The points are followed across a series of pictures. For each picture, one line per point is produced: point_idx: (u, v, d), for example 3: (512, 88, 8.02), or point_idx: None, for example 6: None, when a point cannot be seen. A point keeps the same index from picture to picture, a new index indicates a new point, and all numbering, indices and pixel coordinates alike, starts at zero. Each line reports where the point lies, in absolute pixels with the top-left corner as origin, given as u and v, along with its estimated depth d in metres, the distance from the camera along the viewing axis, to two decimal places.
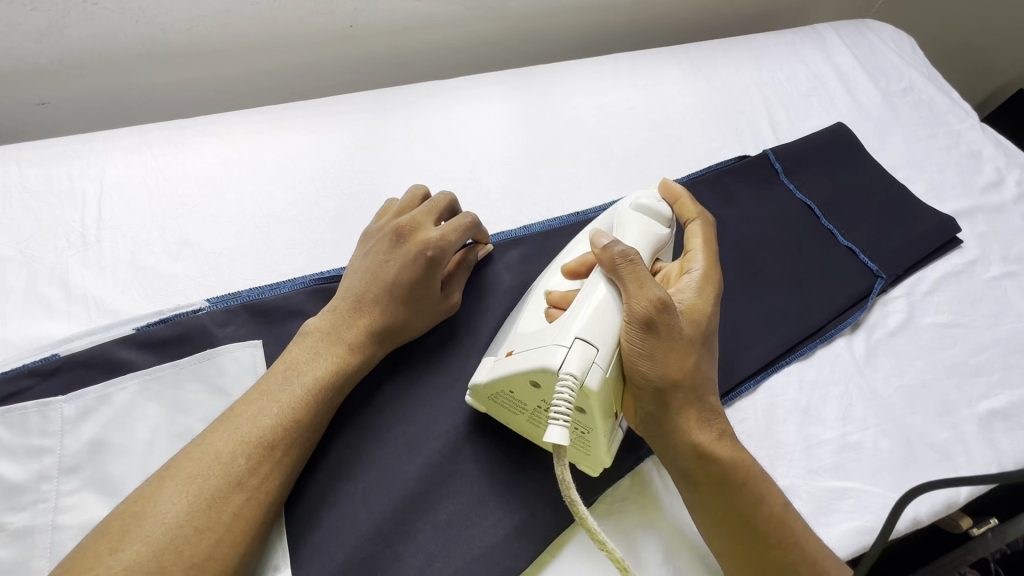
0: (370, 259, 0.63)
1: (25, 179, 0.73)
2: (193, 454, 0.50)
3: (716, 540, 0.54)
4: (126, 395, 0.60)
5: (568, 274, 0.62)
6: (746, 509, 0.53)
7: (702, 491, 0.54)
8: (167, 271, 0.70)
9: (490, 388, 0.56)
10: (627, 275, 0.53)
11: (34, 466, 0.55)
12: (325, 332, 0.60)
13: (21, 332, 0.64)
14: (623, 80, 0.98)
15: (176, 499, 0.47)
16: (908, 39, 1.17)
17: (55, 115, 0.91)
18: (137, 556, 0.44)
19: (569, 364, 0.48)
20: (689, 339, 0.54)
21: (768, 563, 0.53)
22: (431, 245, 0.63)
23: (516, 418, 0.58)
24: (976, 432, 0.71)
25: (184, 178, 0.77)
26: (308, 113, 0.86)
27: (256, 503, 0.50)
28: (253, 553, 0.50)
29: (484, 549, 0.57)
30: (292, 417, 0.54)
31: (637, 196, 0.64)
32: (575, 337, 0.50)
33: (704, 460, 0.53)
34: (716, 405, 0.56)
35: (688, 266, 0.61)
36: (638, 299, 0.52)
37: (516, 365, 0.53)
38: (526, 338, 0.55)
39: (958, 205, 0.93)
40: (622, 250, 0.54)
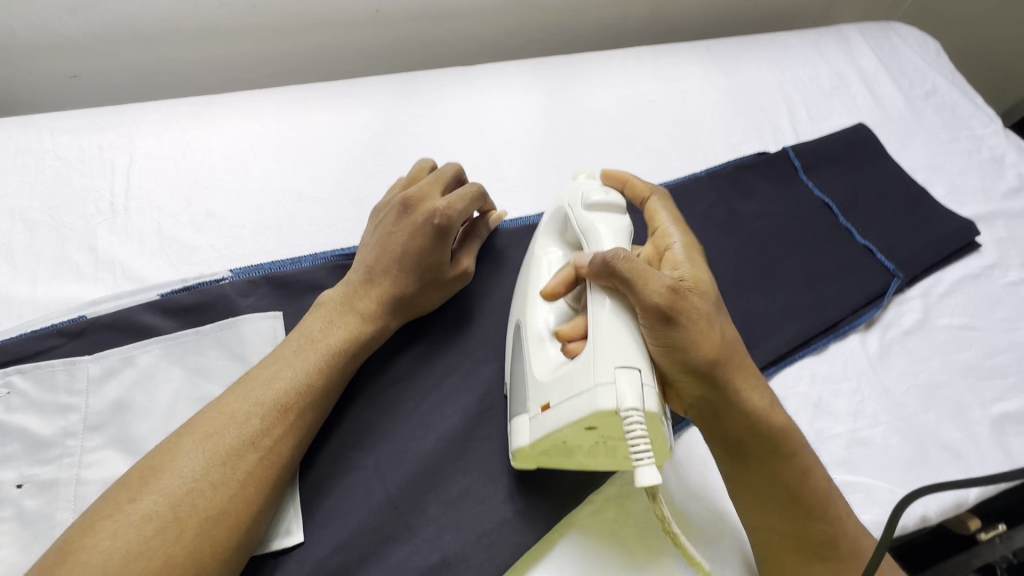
0: (380, 232, 0.65)
1: (57, 147, 0.75)
2: (211, 414, 0.51)
3: (768, 518, 0.55)
4: (149, 358, 0.61)
5: (552, 296, 0.60)
6: (794, 479, 0.55)
7: (750, 465, 0.55)
8: (192, 241, 0.72)
9: (541, 445, 0.52)
10: (627, 276, 0.50)
11: (60, 422, 0.57)
12: (338, 302, 0.61)
13: (50, 293, 0.66)
14: (645, 73, 0.99)
15: (194, 454, 0.49)
16: (933, 43, 1.16)
17: (86, 89, 0.94)
18: (154, 505, 0.46)
19: (627, 399, 0.46)
20: (710, 312, 0.53)
21: (819, 531, 0.54)
22: (437, 213, 0.63)
23: (570, 460, 0.55)
24: (988, 434, 0.71)
25: (210, 152, 0.78)
26: (332, 93, 0.87)
27: (269, 463, 0.51)
28: (267, 513, 0.51)
29: (493, 524, 0.57)
30: (307, 381, 0.55)
31: (587, 193, 0.60)
32: (617, 368, 0.47)
33: (750, 431, 0.54)
34: (755, 377, 0.55)
35: (667, 243, 0.60)
36: (649, 295, 0.50)
37: (564, 418, 0.49)
38: (553, 385, 0.51)
39: (977, 209, 0.92)
40: (610, 252, 0.52)
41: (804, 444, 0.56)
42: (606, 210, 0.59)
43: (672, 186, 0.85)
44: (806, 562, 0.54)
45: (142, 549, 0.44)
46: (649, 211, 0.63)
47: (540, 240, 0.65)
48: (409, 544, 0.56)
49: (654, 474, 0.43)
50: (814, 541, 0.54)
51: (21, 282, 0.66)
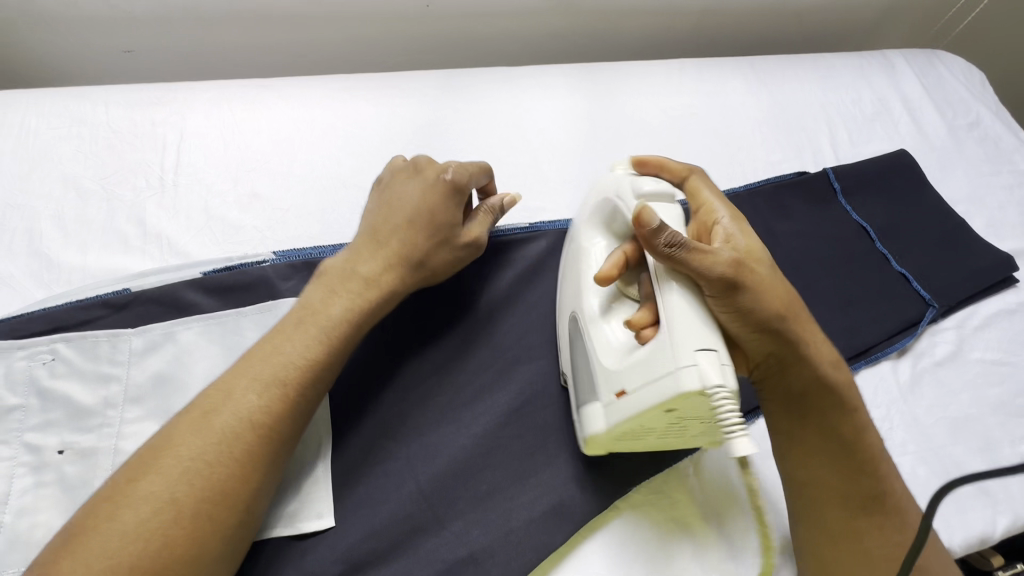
0: (388, 192, 0.65)
1: (112, 120, 0.77)
2: (211, 393, 0.51)
3: (826, 476, 0.56)
4: (190, 335, 0.62)
5: (607, 281, 0.58)
6: (851, 434, 0.56)
7: (806, 419, 0.57)
8: (236, 221, 0.73)
9: (618, 430, 0.53)
10: (690, 256, 0.50)
11: (102, 392, 0.58)
12: (343, 270, 0.60)
13: (100, 263, 0.68)
14: (688, 85, 0.99)
15: (192, 435, 0.48)
16: (978, 73, 1.15)
17: (139, 63, 0.96)
18: (152, 486, 0.45)
19: (712, 378, 0.46)
20: (772, 272, 0.56)
21: (878, 487, 0.55)
22: (451, 174, 0.65)
23: (642, 441, 0.56)
24: (1017, 472, 0.70)
25: (258, 135, 0.79)
26: (377, 84, 0.88)
27: (267, 442, 0.50)
28: (266, 491, 0.50)
29: (521, 523, 0.58)
30: (304, 356, 0.53)
31: (638, 183, 0.58)
32: (697, 350, 0.47)
33: (809, 384, 0.56)
34: (816, 329, 0.57)
35: (713, 217, 0.59)
36: (715, 269, 0.51)
37: (644, 403, 0.49)
38: (627, 371, 0.51)
39: (1015, 245, 0.92)
40: (670, 233, 0.50)
41: (860, 402, 0.58)
42: (659, 199, 0.58)
43: None
44: (864, 517, 0.55)
45: (140, 531, 0.43)
46: (693, 190, 0.63)
47: (585, 231, 0.64)
48: (437, 536, 0.56)
49: (745, 444, 0.47)
50: (870, 495, 0.55)
51: (73, 249, 0.68)
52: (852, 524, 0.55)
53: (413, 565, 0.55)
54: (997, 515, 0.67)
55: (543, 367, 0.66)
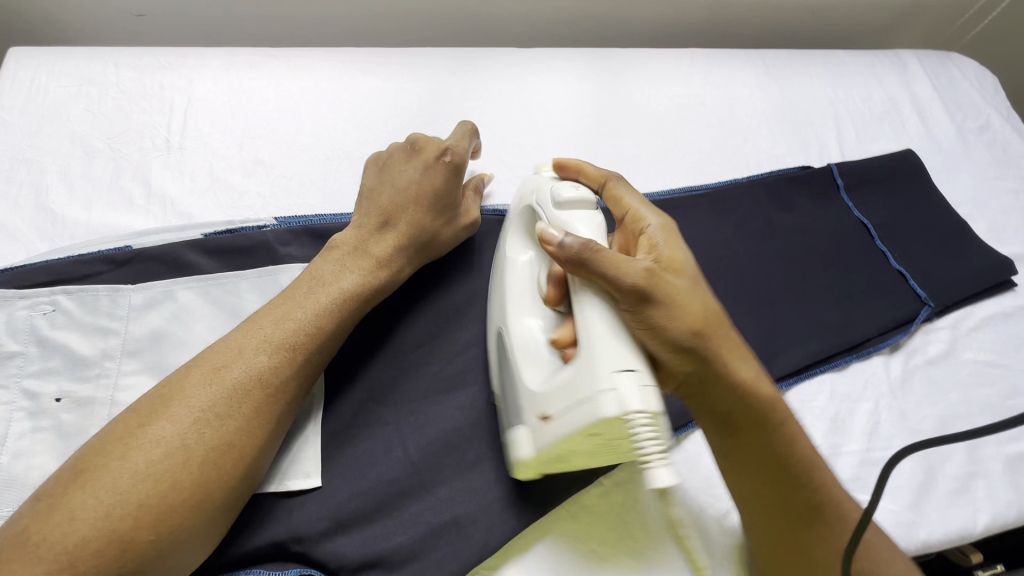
0: (389, 172, 0.68)
1: (121, 81, 0.78)
2: (221, 349, 0.52)
3: (760, 490, 0.56)
4: (188, 294, 0.63)
5: (555, 303, 0.59)
6: (779, 447, 0.55)
7: (736, 436, 0.55)
8: (240, 186, 0.74)
9: (544, 456, 0.53)
10: (601, 264, 0.50)
11: (100, 344, 0.59)
12: (352, 247, 0.62)
13: (103, 220, 0.69)
14: (698, 74, 0.99)
15: (197, 387, 0.49)
16: (991, 78, 1.14)
17: (151, 29, 0.97)
18: (164, 431, 0.47)
19: (631, 403, 0.45)
20: (691, 286, 0.54)
21: (809, 498, 0.55)
22: (449, 152, 0.69)
23: (574, 462, 0.56)
24: (1002, 471, 0.71)
25: (265, 103, 0.80)
26: (385, 59, 0.88)
27: (275, 402, 0.52)
28: (270, 451, 0.52)
29: (506, 493, 0.58)
30: (316, 320, 0.55)
31: (557, 190, 0.58)
32: (615, 374, 0.47)
33: (732, 405, 0.55)
34: (737, 348, 0.55)
35: (641, 226, 0.58)
36: (627, 280, 0.50)
37: (564, 429, 0.49)
38: (549, 395, 0.52)
39: (1016, 249, 0.92)
40: (582, 243, 0.51)
41: (790, 414, 0.57)
42: (580, 206, 0.58)
43: (711, 189, 0.85)
44: (806, 530, 0.55)
45: (150, 471, 0.45)
46: (614, 198, 0.61)
47: (512, 242, 0.64)
48: (421, 501, 0.57)
49: (667, 474, 0.45)
50: (803, 508, 0.55)
51: (77, 205, 0.69)
52: (784, 536, 0.55)
53: (395, 527, 0.56)
54: (977, 512, 0.67)
55: None
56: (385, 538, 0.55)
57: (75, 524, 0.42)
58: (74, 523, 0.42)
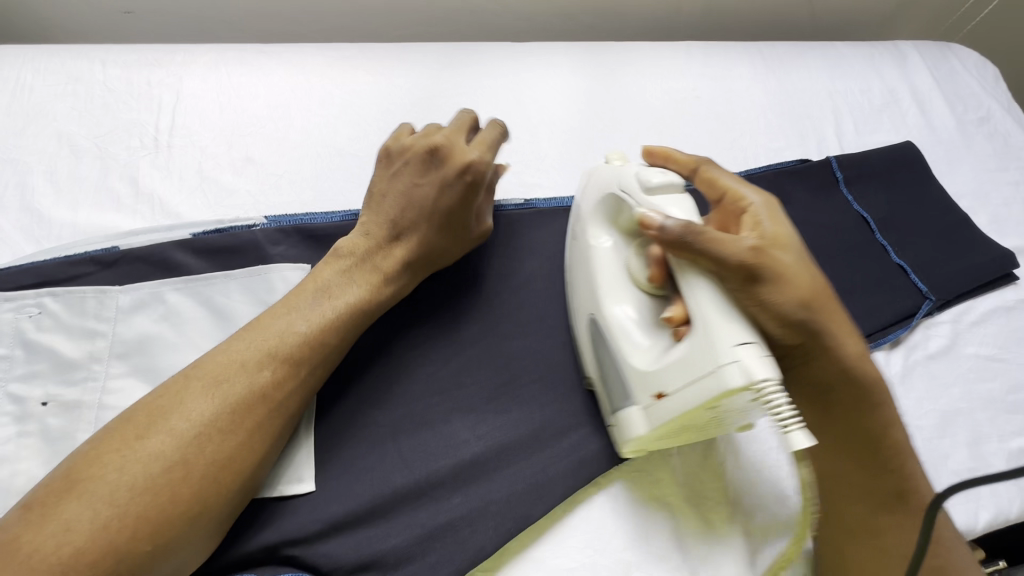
0: (404, 181, 0.62)
1: (108, 79, 0.76)
2: (221, 358, 0.50)
3: (850, 469, 0.56)
4: (177, 296, 0.62)
5: (658, 282, 0.56)
6: (879, 426, 0.55)
7: (837, 413, 0.56)
8: (230, 184, 0.72)
9: (660, 432, 0.54)
10: (710, 245, 0.49)
11: (87, 347, 0.58)
12: (359, 259, 0.59)
13: (90, 221, 0.68)
14: (694, 67, 0.97)
15: (197, 399, 0.48)
16: (992, 68, 1.13)
17: (139, 25, 0.96)
18: (162, 444, 0.46)
19: (757, 372, 0.46)
20: (799, 262, 0.54)
21: (895, 484, 0.55)
22: (471, 166, 0.61)
23: (680, 436, 0.57)
24: (1004, 467, 0.70)
25: (255, 100, 0.79)
26: (376, 54, 0.87)
27: (277, 416, 0.51)
28: (269, 463, 0.51)
29: (502, 495, 0.57)
30: (319, 335, 0.54)
31: (647, 176, 0.57)
32: (737, 346, 0.47)
33: (836, 378, 0.55)
34: (845, 323, 0.55)
35: (740, 206, 0.57)
36: (737, 259, 0.50)
37: (684, 405, 0.50)
38: (663, 373, 0.52)
39: (1017, 242, 0.90)
40: (687, 225, 0.50)
41: (888, 395, 0.57)
42: (668, 191, 0.56)
43: None
44: (886, 514, 0.55)
45: (148, 484, 0.44)
46: (707, 180, 0.59)
47: (591, 228, 0.63)
48: (418, 504, 0.56)
49: (803, 436, 0.46)
50: (889, 491, 0.55)
51: (63, 205, 0.68)
52: (860, 520, 0.55)
53: (390, 529, 0.55)
54: (979, 509, 0.66)
55: (530, 343, 0.66)
56: (380, 540, 0.54)
57: (70, 535, 0.41)
58: (68, 534, 0.41)
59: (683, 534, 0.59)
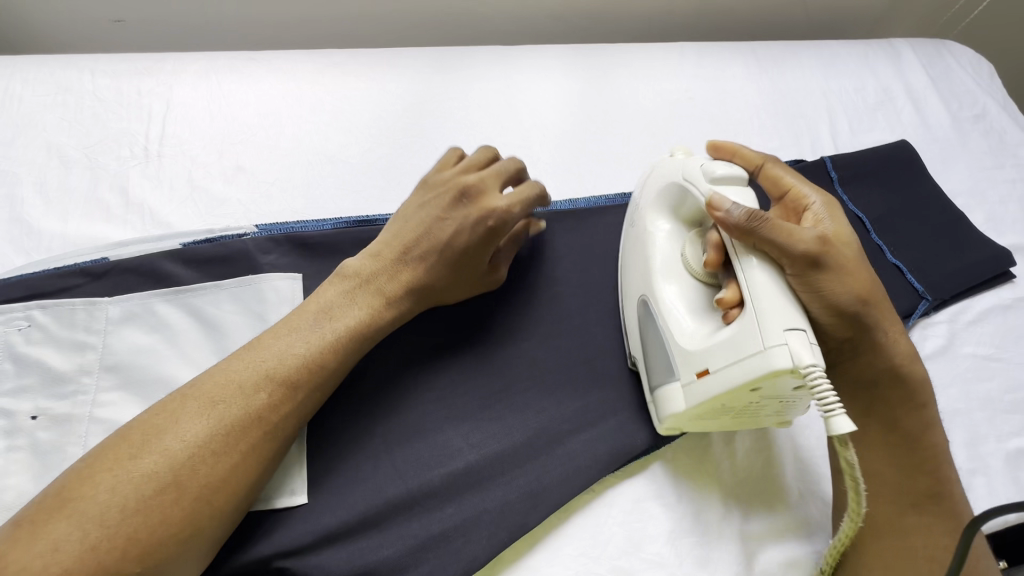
0: (430, 213, 0.61)
1: (97, 88, 0.76)
2: (219, 378, 0.50)
3: (882, 466, 0.57)
4: (167, 307, 0.61)
5: (715, 267, 0.57)
6: (919, 427, 0.56)
7: (881, 406, 0.57)
8: (221, 193, 0.72)
9: (699, 410, 0.54)
10: (775, 232, 0.51)
11: (77, 360, 0.58)
12: (363, 279, 0.58)
13: (80, 232, 0.67)
14: (687, 69, 0.97)
15: (193, 419, 0.48)
16: (988, 65, 1.12)
17: (128, 34, 0.95)
18: (155, 465, 0.45)
19: (804, 357, 0.47)
20: (858, 258, 0.55)
21: (928, 484, 0.55)
22: (495, 215, 0.60)
23: (718, 422, 0.58)
24: (1002, 468, 0.69)
25: (245, 108, 0.78)
26: (367, 60, 0.86)
27: (272, 440, 0.50)
28: (262, 486, 0.51)
29: (496, 505, 0.57)
30: (318, 358, 0.53)
31: (711, 168, 0.58)
32: (786, 331, 0.48)
33: (885, 373, 0.56)
34: (896, 322, 0.57)
35: (802, 203, 0.59)
36: (799, 247, 0.51)
37: (726, 383, 0.50)
38: (709, 351, 0.53)
39: (1014, 239, 0.90)
40: (753, 212, 0.52)
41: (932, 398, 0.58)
42: (731, 184, 0.57)
43: None
44: (912, 514, 0.55)
45: (139, 505, 0.44)
46: (770, 177, 0.61)
47: (649, 213, 0.64)
48: (413, 514, 0.55)
49: (846, 421, 0.45)
50: (921, 491, 0.55)
51: (52, 217, 0.68)
52: (884, 517, 0.56)
53: (383, 540, 0.54)
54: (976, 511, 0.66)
55: (524, 350, 0.65)
56: (372, 551, 0.53)
57: (58, 555, 0.41)
58: (56, 554, 0.41)
59: (678, 540, 0.58)
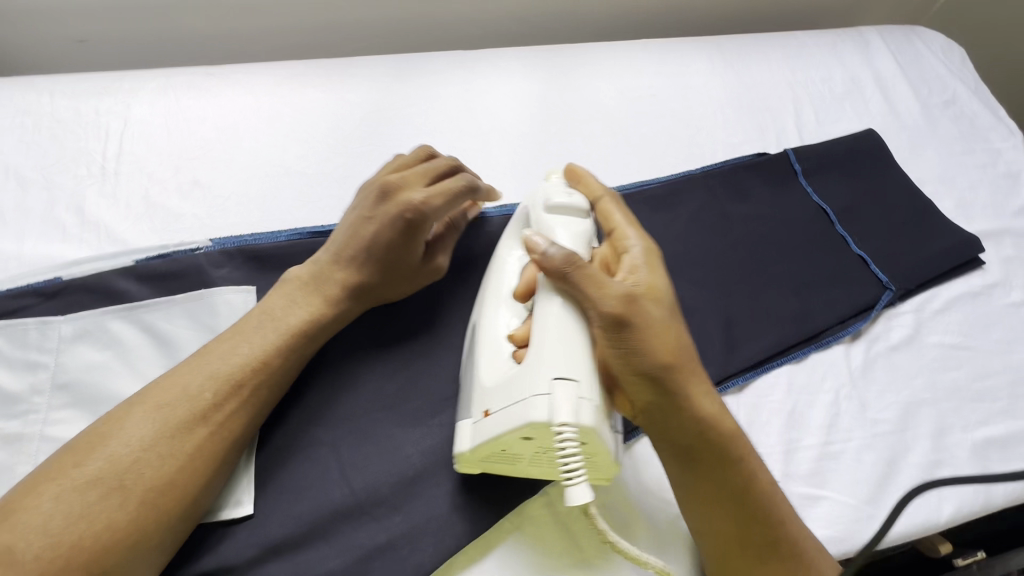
0: (355, 214, 0.62)
1: (55, 109, 0.77)
2: (164, 383, 0.51)
3: (716, 521, 0.53)
4: (118, 324, 0.62)
5: (522, 297, 0.58)
6: (736, 485, 0.52)
7: (701, 471, 0.53)
8: (176, 209, 0.73)
9: (480, 452, 0.52)
10: (580, 279, 0.51)
11: (28, 380, 0.58)
12: (304, 281, 0.59)
13: (36, 251, 0.68)
14: (650, 65, 0.96)
15: (139, 424, 0.48)
16: (959, 50, 1.11)
17: (94, 54, 0.97)
18: (99, 471, 0.45)
19: (560, 413, 0.46)
20: (666, 315, 0.52)
21: (765, 535, 0.52)
22: (412, 208, 0.60)
23: (511, 466, 0.55)
24: (968, 458, 0.68)
25: (203, 123, 0.79)
26: (325, 70, 0.87)
27: (220, 439, 0.50)
28: (213, 487, 0.51)
29: (444, 511, 0.57)
30: (262, 358, 0.54)
31: (550, 196, 0.60)
32: (553, 380, 0.48)
33: (694, 437, 0.52)
34: (706, 383, 0.53)
35: (623, 244, 0.57)
36: (603, 301, 0.50)
37: (499, 428, 0.50)
38: (494, 392, 0.52)
39: (985, 225, 0.89)
40: (566, 256, 0.51)
41: (755, 457, 0.54)
42: (569, 212, 0.59)
43: (662, 183, 0.83)
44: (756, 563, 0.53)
45: (84, 512, 0.44)
46: (604, 212, 0.60)
47: (507, 241, 0.63)
48: (362, 523, 0.56)
49: (583, 491, 0.47)
50: (759, 543, 0.52)
51: (8, 237, 0.68)
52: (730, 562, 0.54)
53: (329, 551, 0.54)
54: (941, 502, 0.65)
55: None
56: (319, 562, 0.54)
57: None
58: None
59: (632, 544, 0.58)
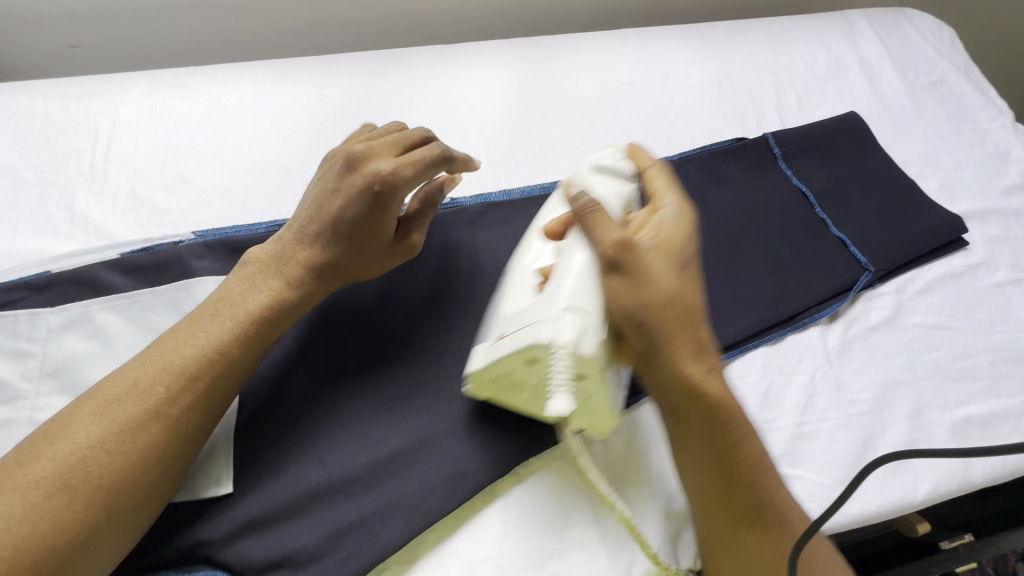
0: (321, 189, 0.64)
1: (47, 111, 0.80)
2: (115, 381, 0.52)
3: (701, 482, 0.53)
4: (102, 313, 0.64)
5: (552, 236, 0.60)
6: (724, 448, 0.52)
7: (688, 427, 0.52)
8: (162, 204, 0.75)
9: (491, 374, 0.54)
10: (591, 222, 0.54)
11: (17, 367, 0.61)
12: (265, 263, 0.62)
13: (28, 246, 0.71)
14: (630, 54, 0.97)
15: (88, 423, 0.50)
16: (949, 31, 1.10)
17: (88, 57, 1.00)
18: (45, 471, 0.47)
19: (563, 336, 0.49)
20: (669, 269, 0.53)
21: (754, 501, 0.52)
22: (378, 179, 0.61)
23: (518, 397, 0.58)
24: (945, 437, 0.68)
25: (188, 121, 0.81)
26: (308, 68, 0.89)
27: (172, 436, 0.52)
28: (167, 482, 0.52)
29: (415, 490, 0.58)
30: (216, 349, 0.55)
31: (600, 158, 0.63)
32: (562, 309, 0.50)
33: (681, 390, 0.52)
34: (703, 343, 0.53)
35: (659, 205, 0.59)
36: (602, 243, 0.52)
37: (507, 347, 0.52)
38: (510, 317, 0.54)
39: (971, 205, 0.88)
40: (586, 199, 0.55)
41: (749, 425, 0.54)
42: (614, 175, 0.62)
43: None
44: (737, 527, 0.52)
45: (28, 514, 0.45)
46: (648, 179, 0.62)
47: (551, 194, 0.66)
48: (334, 502, 0.57)
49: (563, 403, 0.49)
50: (741, 508, 0.52)
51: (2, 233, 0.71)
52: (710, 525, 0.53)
53: (303, 526, 0.56)
54: (918, 481, 0.64)
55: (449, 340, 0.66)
56: (292, 538, 0.56)
57: None
58: None
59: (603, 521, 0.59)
